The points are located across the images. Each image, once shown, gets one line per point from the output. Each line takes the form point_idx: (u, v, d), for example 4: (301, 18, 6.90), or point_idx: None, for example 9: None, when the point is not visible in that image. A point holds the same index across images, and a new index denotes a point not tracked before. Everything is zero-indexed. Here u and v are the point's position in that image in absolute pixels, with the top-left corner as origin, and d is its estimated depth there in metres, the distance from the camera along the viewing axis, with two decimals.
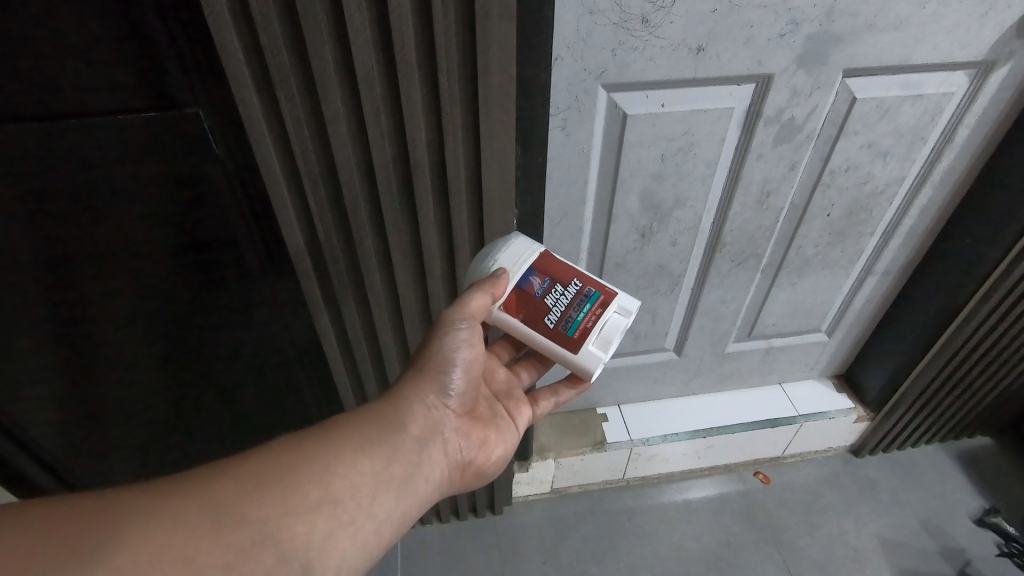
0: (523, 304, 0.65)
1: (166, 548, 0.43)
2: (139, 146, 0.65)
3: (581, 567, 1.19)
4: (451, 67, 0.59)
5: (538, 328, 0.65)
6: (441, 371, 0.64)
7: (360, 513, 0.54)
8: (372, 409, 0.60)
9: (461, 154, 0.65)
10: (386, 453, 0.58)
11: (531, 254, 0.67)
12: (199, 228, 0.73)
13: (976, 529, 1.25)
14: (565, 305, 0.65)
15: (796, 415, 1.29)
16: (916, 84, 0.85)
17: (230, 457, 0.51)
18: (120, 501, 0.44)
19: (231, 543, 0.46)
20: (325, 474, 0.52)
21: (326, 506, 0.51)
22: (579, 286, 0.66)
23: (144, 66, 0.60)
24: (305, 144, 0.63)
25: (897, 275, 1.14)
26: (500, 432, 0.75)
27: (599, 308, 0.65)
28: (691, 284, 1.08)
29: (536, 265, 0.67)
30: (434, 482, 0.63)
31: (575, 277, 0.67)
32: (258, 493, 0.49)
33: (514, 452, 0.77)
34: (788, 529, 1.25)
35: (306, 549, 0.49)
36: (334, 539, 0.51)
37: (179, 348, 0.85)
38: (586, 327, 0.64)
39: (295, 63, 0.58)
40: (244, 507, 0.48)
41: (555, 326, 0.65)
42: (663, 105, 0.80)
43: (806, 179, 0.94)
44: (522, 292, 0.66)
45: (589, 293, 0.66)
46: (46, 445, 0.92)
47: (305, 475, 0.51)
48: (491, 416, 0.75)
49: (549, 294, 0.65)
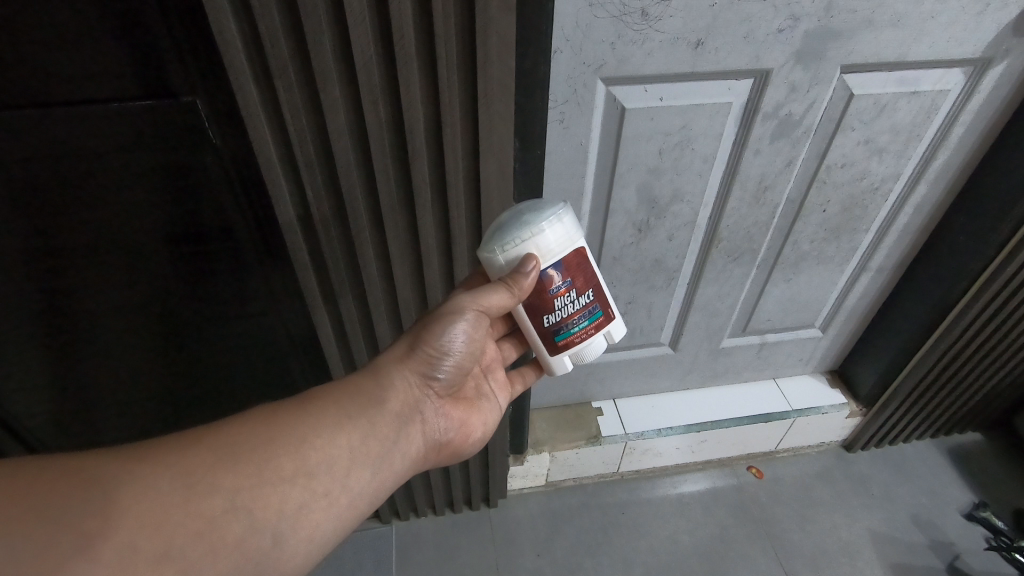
0: (534, 296, 0.61)
1: (137, 514, 0.45)
2: (134, 135, 0.65)
3: (575, 559, 1.20)
4: (450, 57, 0.59)
5: (532, 318, 0.63)
6: (429, 350, 0.64)
7: (335, 486, 0.55)
8: (353, 383, 0.62)
9: (459, 145, 0.65)
10: (365, 428, 0.59)
11: (569, 248, 0.60)
12: (193, 218, 0.73)
13: (966, 524, 1.27)
14: (568, 312, 0.62)
15: (790, 409, 1.30)
16: (913, 81, 0.85)
17: (205, 424, 0.52)
18: (90, 467, 0.45)
19: (203, 511, 0.47)
20: (302, 446, 0.54)
21: (301, 478, 0.53)
22: (589, 299, 0.63)
23: (140, 54, 0.59)
24: (304, 135, 0.62)
25: (892, 272, 1.15)
26: (482, 413, 0.75)
27: (592, 329, 0.64)
28: (687, 280, 1.09)
29: (565, 262, 0.60)
30: (410, 458, 0.64)
31: (591, 290, 0.63)
32: (231, 463, 0.50)
33: (494, 431, 0.77)
34: (781, 523, 1.27)
35: (277, 520, 0.51)
36: (307, 510, 0.53)
37: (172, 337, 0.85)
38: (572, 340, 0.64)
39: (293, 52, 0.57)
40: (218, 476, 0.49)
41: (549, 325, 0.63)
42: (661, 99, 0.80)
43: (803, 175, 0.95)
44: (538, 282, 0.60)
45: (592, 311, 0.64)
46: (38, 428, 0.92)
47: (281, 447, 0.53)
48: (475, 396, 0.75)
49: (561, 296, 0.61)
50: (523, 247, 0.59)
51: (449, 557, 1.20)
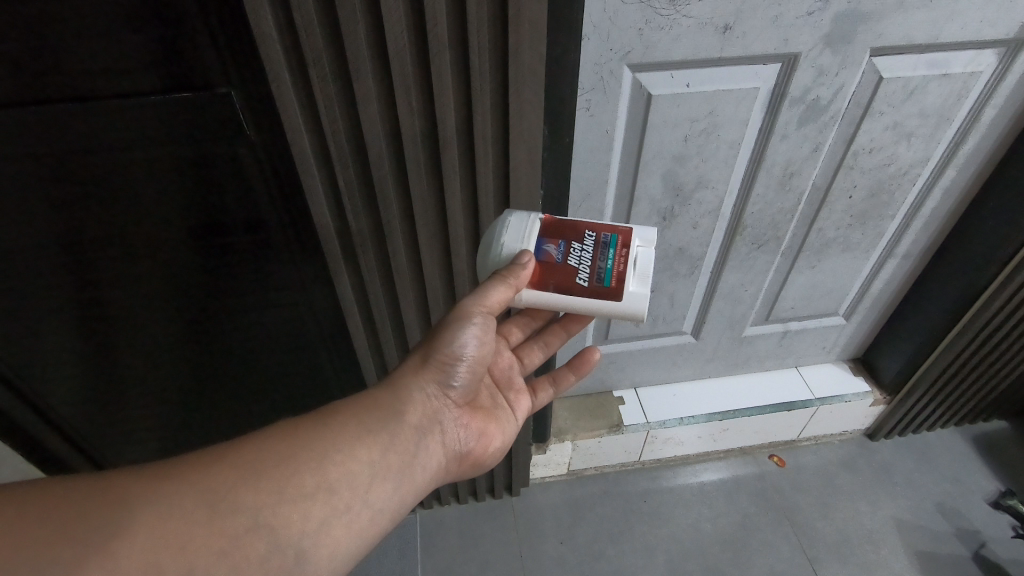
0: (549, 275, 0.62)
1: (159, 532, 0.45)
2: (165, 130, 0.66)
3: (598, 547, 1.21)
4: (482, 45, 0.59)
5: (573, 293, 0.62)
6: (446, 360, 0.63)
7: (356, 501, 0.54)
8: (371, 395, 0.61)
9: (489, 133, 0.65)
10: (384, 441, 0.58)
11: (535, 225, 0.65)
12: (225, 209, 0.74)
13: (992, 512, 1.26)
14: (589, 259, 0.62)
15: (813, 397, 1.29)
16: (943, 63, 0.84)
17: (225, 442, 0.53)
18: (117, 484, 0.47)
19: (225, 529, 0.47)
20: (322, 461, 0.53)
21: (321, 494, 0.52)
22: (594, 236, 0.64)
23: (176, 45, 0.60)
24: (336, 126, 0.63)
25: (919, 258, 1.13)
26: (499, 424, 0.75)
27: (623, 249, 0.63)
28: (711, 267, 1.09)
29: (545, 233, 0.64)
30: (431, 469, 0.63)
31: (586, 229, 0.64)
32: (251, 481, 0.50)
33: (513, 441, 0.77)
34: (803, 511, 1.26)
35: (299, 538, 0.50)
36: (329, 526, 0.52)
37: (201, 329, 0.86)
38: (619, 272, 0.62)
39: (327, 41, 0.58)
40: (239, 494, 0.49)
41: (590, 283, 0.62)
42: (687, 85, 0.80)
43: (829, 161, 0.94)
44: (543, 263, 0.63)
45: (608, 240, 0.64)
46: (73, 421, 0.94)
47: (302, 462, 0.53)
48: (491, 406, 0.75)
49: (570, 255, 0.63)
50: (508, 249, 0.64)
51: (473, 544, 1.22)
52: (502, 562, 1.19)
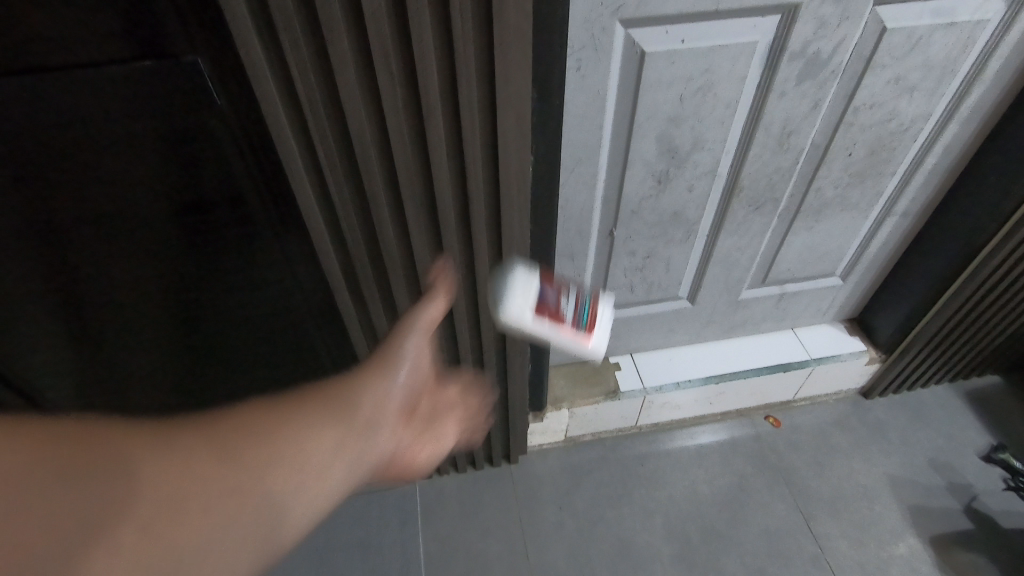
0: (541, 312, 0.73)
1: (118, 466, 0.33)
2: (133, 101, 0.62)
3: (596, 511, 1.22)
4: (463, 4, 0.55)
5: (556, 326, 0.73)
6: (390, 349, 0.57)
7: (323, 474, 0.42)
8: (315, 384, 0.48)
9: (475, 98, 0.62)
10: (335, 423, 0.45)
11: (536, 275, 0.75)
12: (203, 184, 0.71)
13: (984, 466, 1.28)
14: (572, 303, 0.74)
15: (808, 358, 1.29)
16: (949, 11, 0.80)
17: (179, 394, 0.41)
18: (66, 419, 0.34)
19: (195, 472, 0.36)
20: (279, 423, 0.42)
21: (293, 457, 0.41)
22: (576, 290, 0.75)
23: (135, 9, 0.56)
24: (313, 95, 0.60)
25: (917, 216, 1.11)
26: (426, 445, 0.69)
27: (596, 305, 0.76)
28: (707, 231, 1.06)
29: (542, 279, 0.74)
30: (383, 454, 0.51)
31: (572, 285, 0.75)
32: (215, 430, 0.38)
33: (427, 469, 0.71)
34: (799, 470, 1.28)
35: (281, 497, 0.39)
36: (301, 493, 0.41)
37: (187, 308, 0.85)
38: (593, 314, 0.75)
39: (298, 4, 0.54)
40: (215, 432, 0.38)
41: (571, 320, 0.74)
42: (683, 41, 0.76)
43: (828, 119, 0.91)
44: (539, 302, 0.73)
45: (583, 296, 0.76)
46: (67, 403, 0.94)
47: (272, 414, 0.42)
48: (421, 429, 0.69)
49: (561, 300, 0.74)
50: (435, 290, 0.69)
51: (472, 512, 1.23)
52: (502, 529, 1.20)
